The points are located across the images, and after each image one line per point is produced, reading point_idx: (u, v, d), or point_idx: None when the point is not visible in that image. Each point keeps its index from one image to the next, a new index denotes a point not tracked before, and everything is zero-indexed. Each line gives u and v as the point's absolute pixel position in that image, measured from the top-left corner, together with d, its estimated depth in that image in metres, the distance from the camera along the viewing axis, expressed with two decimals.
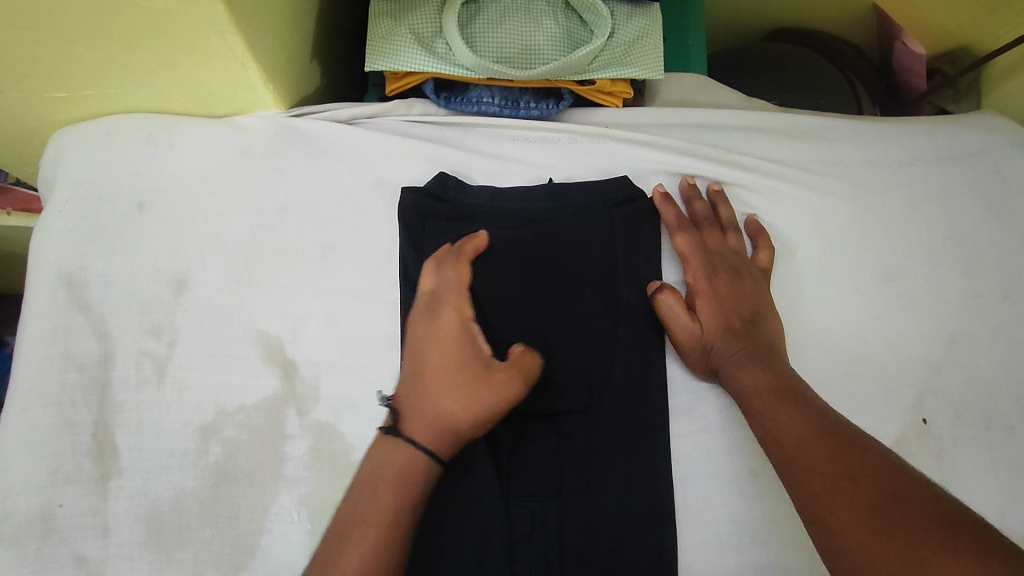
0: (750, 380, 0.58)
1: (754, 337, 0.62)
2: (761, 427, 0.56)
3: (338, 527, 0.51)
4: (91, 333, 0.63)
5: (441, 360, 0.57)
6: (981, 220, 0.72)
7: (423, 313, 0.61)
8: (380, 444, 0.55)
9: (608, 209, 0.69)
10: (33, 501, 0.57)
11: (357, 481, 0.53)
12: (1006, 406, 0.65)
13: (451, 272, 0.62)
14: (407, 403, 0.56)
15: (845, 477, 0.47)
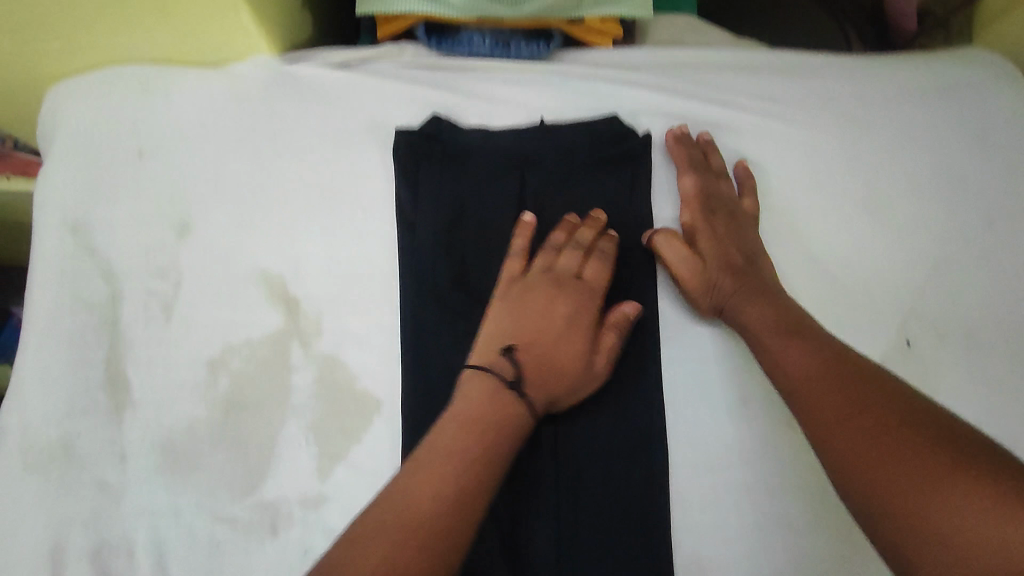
0: (755, 317, 0.60)
1: (757, 275, 0.63)
2: (770, 359, 0.57)
3: (438, 461, 0.50)
4: (99, 274, 0.65)
5: (576, 349, 0.59)
6: (965, 151, 0.73)
7: (567, 292, 0.61)
8: (491, 392, 0.54)
9: (601, 146, 0.69)
10: (57, 430, 0.61)
11: (469, 417, 0.53)
12: (989, 327, 0.68)
13: (596, 266, 0.63)
14: (532, 370, 0.57)
15: (855, 403, 0.48)
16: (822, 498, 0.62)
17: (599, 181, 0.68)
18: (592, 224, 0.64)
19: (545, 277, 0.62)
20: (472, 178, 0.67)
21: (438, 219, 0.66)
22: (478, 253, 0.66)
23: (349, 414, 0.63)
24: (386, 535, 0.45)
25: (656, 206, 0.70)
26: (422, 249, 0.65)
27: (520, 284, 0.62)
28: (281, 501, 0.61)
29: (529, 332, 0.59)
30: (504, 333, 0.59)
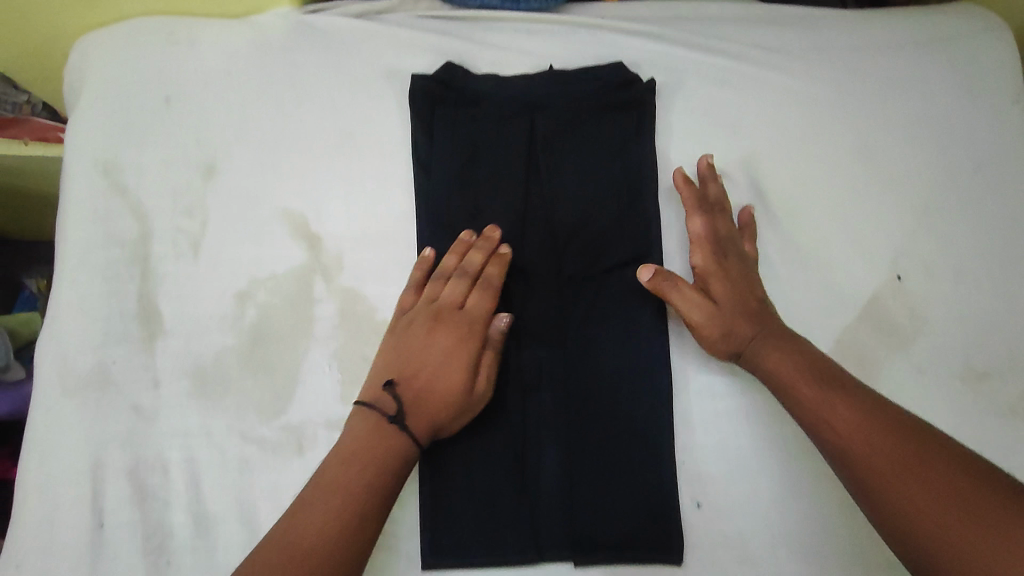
0: (783, 367, 0.58)
1: (772, 321, 0.62)
2: (812, 416, 0.55)
3: (318, 494, 0.53)
4: (129, 213, 0.68)
5: (456, 375, 0.59)
6: (955, 99, 0.76)
7: (448, 320, 0.61)
8: (373, 429, 0.56)
9: (606, 93, 0.72)
10: (93, 358, 0.64)
11: (346, 452, 0.55)
12: (977, 264, 0.71)
13: (480, 292, 0.63)
14: (411, 401, 0.58)
15: (914, 461, 0.48)
16: None
17: (606, 123, 0.71)
18: (483, 245, 0.64)
19: (429, 307, 0.63)
20: (484, 122, 0.70)
21: (453, 159, 0.69)
22: (489, 194, 0.69)
23: (370, 343, 0.66)
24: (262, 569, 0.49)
25: (661, 150, 0.73)
26: (439, 188, 0.69)
27: (407, 316, 0.63)
28: (307, 424, 0.64)
29: (409, 363, 0.60)
30: (390, 366, 0.60)
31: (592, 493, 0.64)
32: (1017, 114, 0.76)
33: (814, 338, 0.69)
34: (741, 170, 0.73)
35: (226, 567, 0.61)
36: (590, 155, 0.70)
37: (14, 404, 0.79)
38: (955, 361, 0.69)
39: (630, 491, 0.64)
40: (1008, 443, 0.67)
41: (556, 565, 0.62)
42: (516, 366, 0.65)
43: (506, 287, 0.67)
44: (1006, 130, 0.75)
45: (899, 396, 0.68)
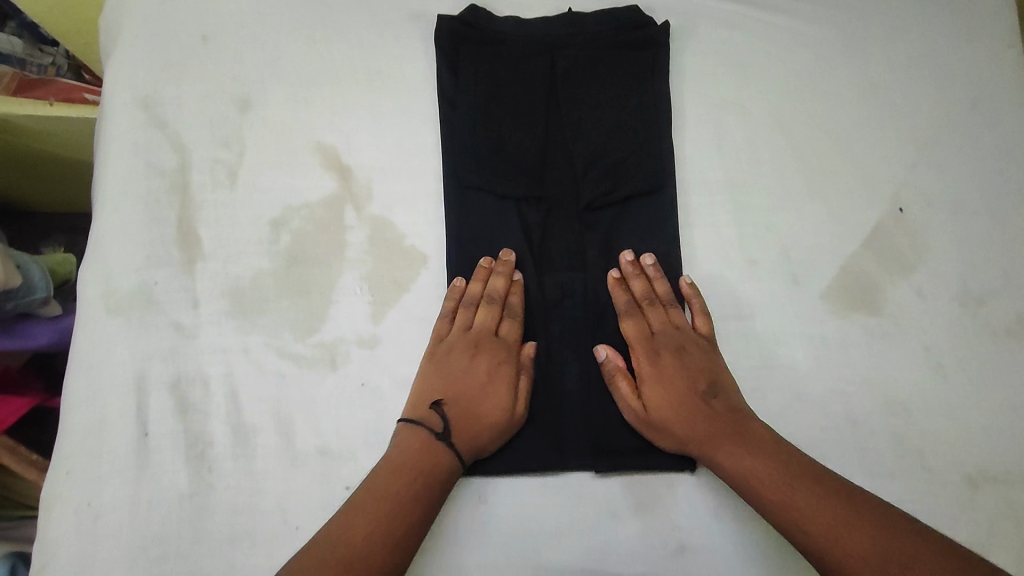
0: (743, 468, 0.59)
1: (709, 414, 0.63)
2: (783, 520, 0.56)
3: (369, 505, 0.56)
4: (168, 144, 0.71)
5: (498, 398, 0.64)
6: (953, 42, 0.80)
7: (487, 346, 0.66)
8: (423, 447, 0.60)
9: (622, 35, 0.76)
10: (135, 279, 0.67)
11: (395, 464, 0.59)
12: (973, 197, 0.75)
13: (509, 321, 0.67)
14: (458, 418, 0.62)
15: (895, 562, 0.50)
16: (818, 339, 0.71)
17: (622, 63, 0.74)
18: (505, 273, 0.68)
19: (465, 334, 0.66)
20: (506, 62, 0.73)
21: (477, 96, 0.72)
22: (511, 129, 0.73)
23: (400, 267, 0.70)
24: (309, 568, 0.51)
25: (674, 90, 0.77)
26: (463, 123, 0.72)
27: (444, 343, 0.66)
28: (340, 342, 0.68)
29: (453, 386, 0.64)
30: (431, 390, 0.64)
31: (611, 406, 0.68)
32: (1013, 56, 0.80)
33: (820, 264, 0.73)
34: (751, 108, 0.77)
35: (264, 474, 0.65)
36: (607, 93, 0.74)
37: (56, 337, 0.83)
38: (954, 286, 0.73)
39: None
40: (1002, 362, 0.71)
41: (575, 473, 0.67)
42: (539, 290, 0.70)
43: (529, 218, 0.72)
44: (1002, 71, 0.79)
45: (902, 318, 0.72)
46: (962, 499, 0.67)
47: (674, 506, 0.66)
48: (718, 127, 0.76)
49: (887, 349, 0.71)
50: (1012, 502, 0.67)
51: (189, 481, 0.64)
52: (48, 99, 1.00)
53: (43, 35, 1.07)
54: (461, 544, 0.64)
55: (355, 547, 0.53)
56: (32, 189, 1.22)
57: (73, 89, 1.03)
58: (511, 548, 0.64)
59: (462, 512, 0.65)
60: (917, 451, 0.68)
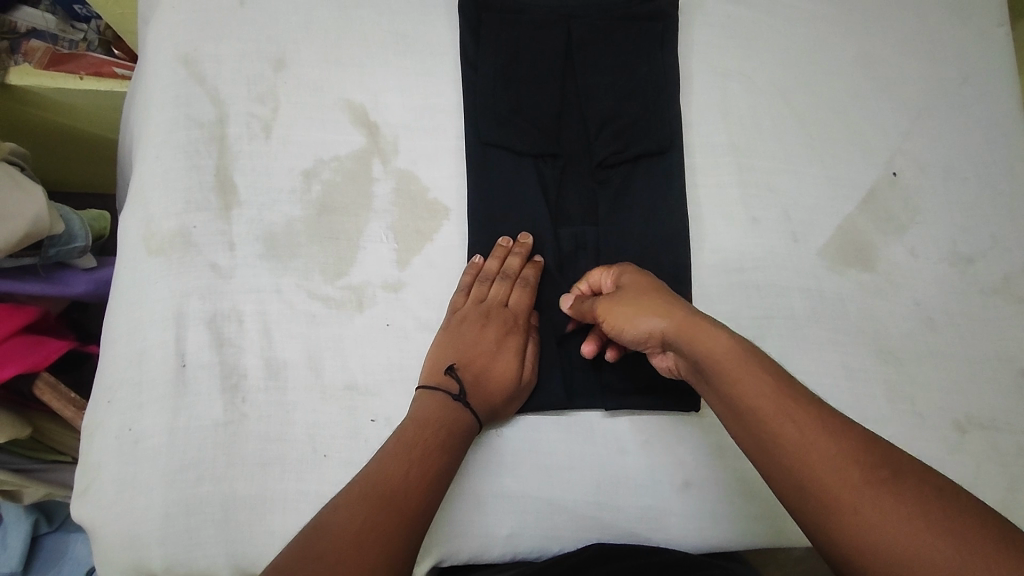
0: (725, 355, 0.53)
1: (692, 309, 0.57)
2: (757, 418, 0.50)
3: (404, 449, 0.58)
4: (207, 99, 0.76)
5: (508, 366, 0.67)
6: (944, 21, 0.85)
7: (497, 318, 0.69)
8: (440, 404, 0.63)
9: (633, 6, 0.80)
10: (174, 222, 0.71)
11: (419, 418, 0.61)
12: (962, 164, 0.81)
13: (520, 296, 0.71)
14: (471, 383, 0.65)
15: (884, 471, 0.45)
16: (817, 292, 0.75)
17: (633, 32, 0.79)
18: (520, 251, 0.71)
19: (478, 306, 0.69)
20: (524, 29, 0.78)
21: (497, 60, 0.77)
22: (530, 90, 0.77)
23: (423, 218, 0.74)
24: (358, 504, 0.52)
25: (684, 58, 0.81)
26: (484, 85, 0.77)
27: (456, 314, 0.69)
28: (366, 285, 0.72)
29: (467, 352, 0.67)
30: (443, 355, 0.67)
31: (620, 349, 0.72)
32: (1001, 34, 0.86)
33: (819, 223, 0.77)
34: (754, 77, 0.81)
35: (294, 405, 0.68)
36: (620, 60, 0.78)
37: (93, 287, 0.87)
38: (945, 245, 0.78)
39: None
40: (987, 317, 0.76)
41: (585, 411, 0.71)
42: (554, 239, 0.74)
43: (546, 174, 0.77)
44: (986, 52, 0.85)
45: (896, 274, 0.76)
46: (950, 444, 0.71)
47: (679, 444, 0.70)
48: (723, 94, 0.80)
49: (881, 302, 0.75)
50: (997, 447, 0.71)
51: (224, 410, 0.67)
52: (79, 73, 1.03)
53: (78, 11, 1.08)
54: (480, 475, 0.67)
55: (398, 484, 0.54)
56: (61, 172, 1.27)
57: (103, 64, 1.05)
58: (527, 479, 0.68)
59: (480, 445, 0.68)
60: (909, 398, 0.72)
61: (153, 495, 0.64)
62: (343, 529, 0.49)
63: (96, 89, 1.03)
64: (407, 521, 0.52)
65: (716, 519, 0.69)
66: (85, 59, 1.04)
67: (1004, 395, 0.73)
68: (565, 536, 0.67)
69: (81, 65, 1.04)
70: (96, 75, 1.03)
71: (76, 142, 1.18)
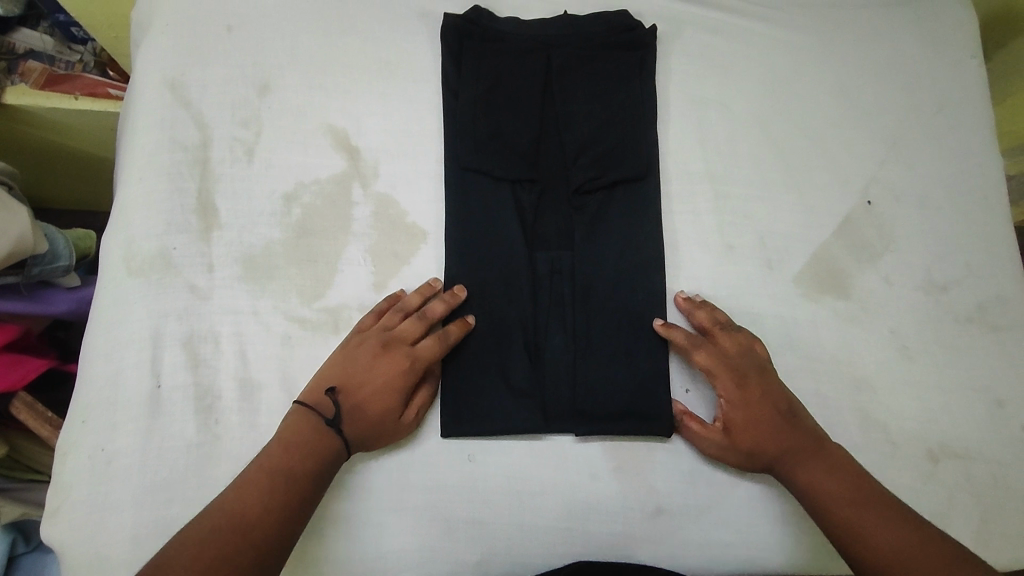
0: (823, 491, 0.63)
1: (793, 442, 0.65)
2: (845, 533, 0.60)
3: (262, 477, 0.58)
4: (192, 122, 0.77)
5: (388, 403, 0.65)
6: (920, 52, 0.87)
7: (395, 354, 0.66)
8: (309, 428, 0.62)
9: (612, 35, 0.82)
10: (155, 244, 0.72)
11: (287, 440, 0.61)
12: (936, 193, 0.81)
13: (426, 339, 0.67)
14: (348, 410, 0.64)
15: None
16: (792, 319, 0.75)
17: (612, 60, 0.80)
18: (446, 299, 0.69)
19: (381, 334, 0.67)
20: (504, 57, 0.80)
21: (477, 88, 0.79)
22: (509, 116, 0.79)
23: (401, 241, 0.75)
24: (210, 538, 0.54)
25: (662, 86, 0.83)
26: (463, 112, 0.78)
27: (359, 335, 0.68)
28: (344, 308, 0.72)
29: (353, 378, 0.65)
30: (332, 373, 0.66)
31: (594, 371, 0.72)
32: (974, 66, 0.87)
33: (794, 250, 0.78)
34: (731, 105, 0.83)
35: (268, 428, 0.68)
36: (599, 87, 0.80)
37: (74, 305, 0.88)
38: (920, 274, 0.78)
39: (631, 368, 0.73)
40: (961, 345, 0.76)
41: (559, 436, 0.71)
42: (529, 263, 0.75)
43: (523, 199, 0.77)
44: (961, 84, 0.86)
45: (870, 301, 0.77)
46: (924, 473, 0.71)
47: (652, 470, 0.70)
48: (701, 122, 0.82)
49: (856, 330, 0.75)
50: (971, 478, 0.71)
51: (197, 432, 0.67)
52: (74, 93, 1.04)
53: (75, 33, 1.10)
54: (452, 500, 0.67)
55: (252, 519, 0.56)
56: (52, 190, 1.28)
57: (98, 85, 1.07)
58: (497, 503, 0.67)
59: (448, 469, 0.68)
60: (882, 426, 0.72)
61: (124, 516, 0.64)
62: (186, 567, 0.51)
63: (90, 109, 1.04)
64: (248, 554, 0.54)
65: (688, 548, 0.68)
66: (81, 80, 1.06)
67: (980, 425, 0.73)
68: (537, 563, 0.67)
69: (76, 86, 1.05)
70: (90, 96, 1.04)
71: (68, 161, 1.19)
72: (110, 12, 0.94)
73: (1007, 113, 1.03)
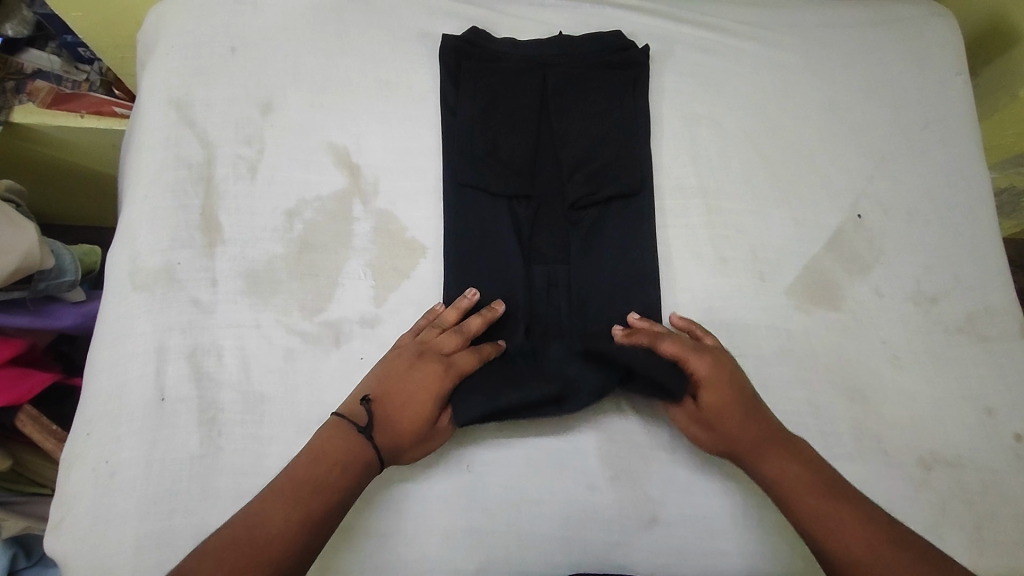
0: (793, 481, 0.62)
1: (765, 431, 0.65)
2: (818, 523, 0.59)
3: (290, 490, 0.57)
4: (196, 140, 0.79)
5: (423, 409, 0.64)
6: (906, 70, 0.89)
7: (433, 359, 0.66)
8: (341, 436, 0.61)
9: (606, 55, 0.84)
10: (159, 260, 0.74)
11: (316, 452, 0.59)
12: (924, 205, 0.83)
13: (462, 351, 0.68)
14: (382, 418, 0.62)
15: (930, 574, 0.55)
16: (784, 330, 0.76)
17: (606, 80, 0.83)
18: (484, 316, 0.71)
19: (417, 344, 0.68)
20: (501, 76, 0.82)
21: (475, 106, 0.81)
22: (506, 134, 0.81)
23: (401, 256, 0.77)
24: (228, 553, 0.53)
25: (654, 105, 0.85)
26: (462, 129, 0.80)
27: (395, 348, 0.68)
28: (344, 321, 0.74)
29: (389, 386, 0.64)
30: (369, 383, 0.65)
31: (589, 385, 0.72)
32: (959, 83, 0.89)
33: (785, 263, 0.79)
34: (723, 123, 0.85)
35: (269, 439, 0.69)
36: (593, 106, 0.82)
37: (79, 320, 0.89)
38: (910, 285, 0.80)
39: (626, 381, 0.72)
40: (951, 355, 0.77)
41: (558, 446, 0.72)
42: (526, 276, 0.76)
43: (519, 214, 0.79)
44: (947, 100, 0.88)
45: (860, 312, 0.78)
46: (917, 482, 0.72)
47: (649, 480, 0.71)
48: (693, 139, 0.84)
49: (847, 341, 0.77)
50: (963, 485, 0.72)
51: (200, 443, 0.68)
52: (80, 112, 1.06)
53: (82, 54, 1.12)
54: (451, 509, 0.68)
55: (275, 531, 0.54)
56: (57, 206, 1.30)
57: (103, 103, 1.08)
58: (497, 513, 0.68)
59: (448, 479, 0.69)
60: (875, 435, 0.73)
61: (126, 529, 0.65)
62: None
63: (95, 128, 1.06)
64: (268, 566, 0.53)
65: (685, 558, 0.69)
66: (87, 100, 1.08)
67: (971, 434, 0.74)
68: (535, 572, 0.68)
69: (82, 105, 1.07)
70: (96, 114, 1.06)
71: (73, 178, 1.22)
72: (117, 35, 0.97)
73: (995, 126, 1.05)
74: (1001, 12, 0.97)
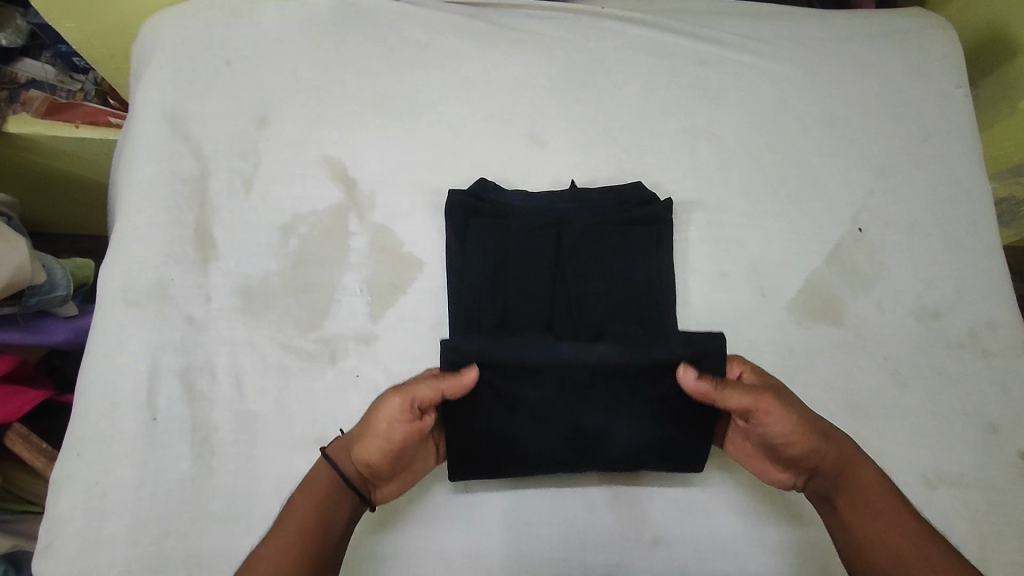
0: (874, 487, 0.58)
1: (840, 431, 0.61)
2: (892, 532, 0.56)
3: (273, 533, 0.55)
4: (191, 155, 0.78)
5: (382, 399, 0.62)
6: (907, 82, 0.89)
7: None
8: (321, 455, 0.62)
9: (627, 209, 0.77)
10: (153, 276, 0.73)
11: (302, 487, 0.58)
12: (925, 220, 0.83)
13: None
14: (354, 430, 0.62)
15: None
16: (785, 345, 0.75)
17: (625, 232, 0.76)
18: None
19: None
20: (513, 235, 0.74)
21: (484, 266, 0.73)
22: (519, 279, 0.74)
23: (398, 271, 0.76)
24: None
25: (653, 117, 0.84)
26: (470, 290, 0.73)
27: None
28: (339, 337, 0.73)
29: None
30: None
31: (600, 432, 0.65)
32: (959, 96, 0.89)
33: (786, 277, 0.79)
34: (722, 136, 0.84)
35: (263, 459, 0.68)
36: (613, 272, 0.75)
37: (72, 335, 0.88)
38: (911, 300, 0.79)
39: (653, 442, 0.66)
40: (953, 371, 0.77)
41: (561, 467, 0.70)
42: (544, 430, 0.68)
43: None
44: (947, 113, 0.88)
45: (862, 328, 0.77)
46: (920, 500, 0.71)
47: (650, 499, 0.70)
48: (692, 153, 0.83)
49: (849, 357, 0.76)
50: (967, 503, 0.71)
51: (193, 464, 0.67)
52: (75, 123, 1.06)
53: (77, 63, 1.10)
54: (451, 530, 0.67)
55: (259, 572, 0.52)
56: (49, 216, 1.29)
57: (98, 114, 1.08)
58: (497, 533, 0.67)
59: (448, 499, 0.68)
60: (877, 453, 0.72)
61: (118, 550, 0.64)
62: None
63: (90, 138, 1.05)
64: None
65: None
66: (82, 110, 1.08)
67: (973, 451, 0.73)
68: None
69: (76, 115, 1.06)
70: (90, 125, 1.06)
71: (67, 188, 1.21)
72: (112, 46, 0.96)
73: (994, 137, 1.04)
74: (999, 23, 0.96)
